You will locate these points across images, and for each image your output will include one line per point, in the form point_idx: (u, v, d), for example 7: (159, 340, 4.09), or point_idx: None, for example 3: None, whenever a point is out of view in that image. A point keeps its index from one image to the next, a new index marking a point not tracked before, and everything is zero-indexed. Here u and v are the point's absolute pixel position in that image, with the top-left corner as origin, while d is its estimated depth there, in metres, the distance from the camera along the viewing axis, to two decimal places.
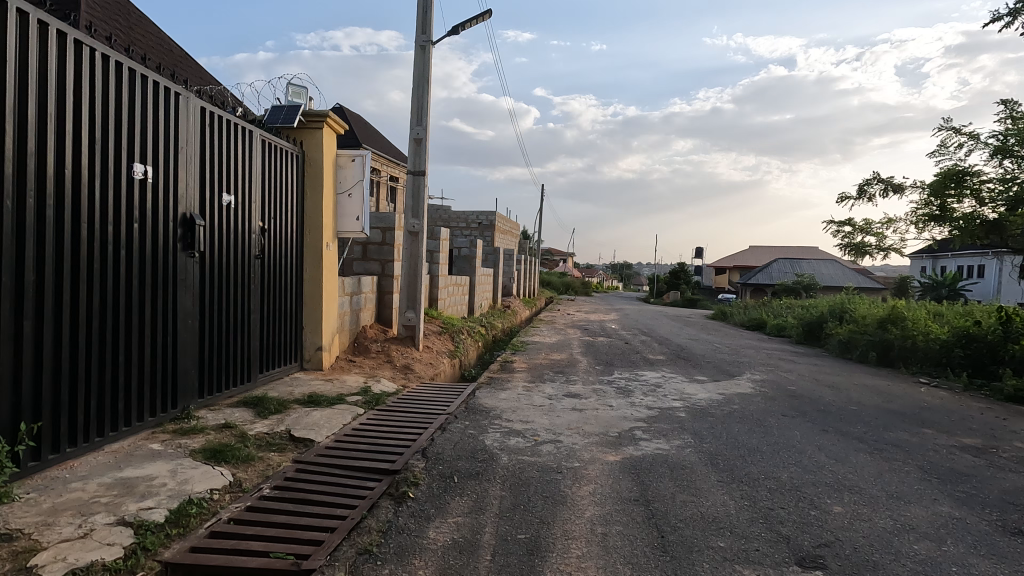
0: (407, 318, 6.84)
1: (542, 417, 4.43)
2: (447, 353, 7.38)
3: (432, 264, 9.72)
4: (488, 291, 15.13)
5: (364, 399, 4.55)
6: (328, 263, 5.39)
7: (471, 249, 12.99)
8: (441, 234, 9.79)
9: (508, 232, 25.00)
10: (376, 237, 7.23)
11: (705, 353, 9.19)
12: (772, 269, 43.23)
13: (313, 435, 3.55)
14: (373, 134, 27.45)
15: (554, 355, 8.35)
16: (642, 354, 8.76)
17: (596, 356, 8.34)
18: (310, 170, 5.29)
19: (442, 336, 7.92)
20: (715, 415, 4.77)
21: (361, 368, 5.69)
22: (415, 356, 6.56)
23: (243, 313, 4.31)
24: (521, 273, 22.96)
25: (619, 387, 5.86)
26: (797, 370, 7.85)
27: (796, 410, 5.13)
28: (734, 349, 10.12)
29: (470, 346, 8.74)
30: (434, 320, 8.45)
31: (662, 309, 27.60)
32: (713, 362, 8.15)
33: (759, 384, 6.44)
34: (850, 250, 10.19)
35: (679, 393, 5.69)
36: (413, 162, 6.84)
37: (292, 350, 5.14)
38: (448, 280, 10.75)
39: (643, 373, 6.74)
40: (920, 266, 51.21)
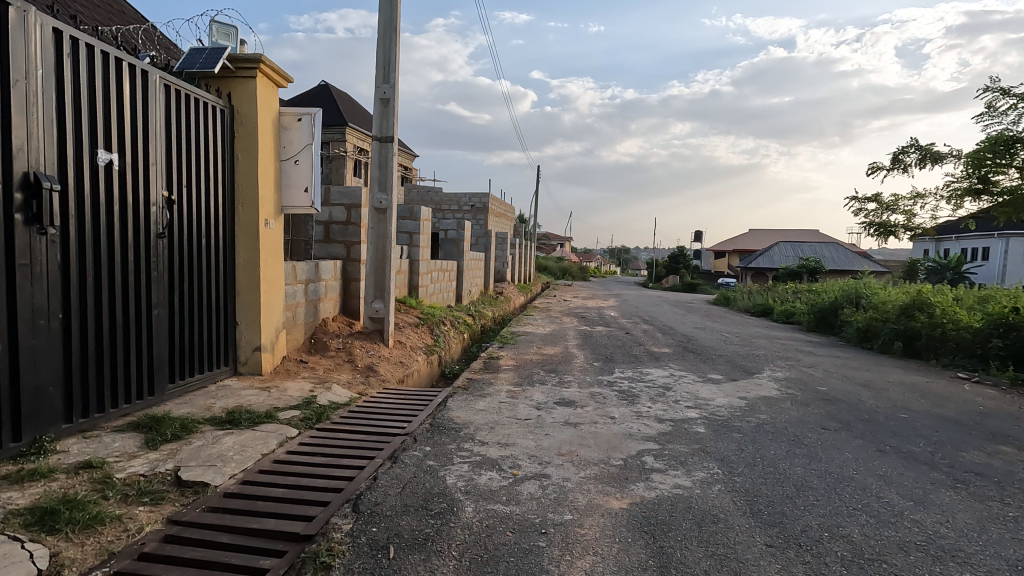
0: (376, 309, 5.86)
1: (526, 436, 3.51)
2: (423, 350, 6.41)
3: (412, 247, 8.73)
4: (479, 277, 14.15)
5: (302, 415, 3.59)
6: (266, 244, 4.41)
7: (458, 232, 11.97)
8: (422, 213, 8.79)
9: (502, 216, 23.98)
10: (340, 216, 6.29)
11: (716, 345, 8.26)
12: (773, 252, 42.26)
13: (211, 475, 2.62)
14: (361, 114, 26.27)
15: (547, 349, 7.42)
16: (645, 347, 7.84)
17: (594, 350, 7.41)
18: (242, 129, 4.28)
19: (418, 329, 6.95)
20: (742, 430, 3.86)
21: (312, 371, 4.73)
22: (383, 354, 5.59)
23: (140, 308, 3.34)
24: (516, 258, 21.99)
25: (621, 391, 4.93)
26: (821, 365, 6.96)
27: (837, 420, 4.21)
28: (747, 340, 9.20)
29: (453, 340, 7.76)
30: (412, 311, 7.49)
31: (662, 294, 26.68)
32: (726, 356, 7.23)
33: (784, 384, 5.52)
34: (875, 230, 9.22)
35: (693, 398, 4.77)
36: (379, 127, 5.85)
37: (221, 351, 4.18)
38: (432, 264, 9.76)
39: (649, 372, 5.81)
40: (923, 249, 50.32)
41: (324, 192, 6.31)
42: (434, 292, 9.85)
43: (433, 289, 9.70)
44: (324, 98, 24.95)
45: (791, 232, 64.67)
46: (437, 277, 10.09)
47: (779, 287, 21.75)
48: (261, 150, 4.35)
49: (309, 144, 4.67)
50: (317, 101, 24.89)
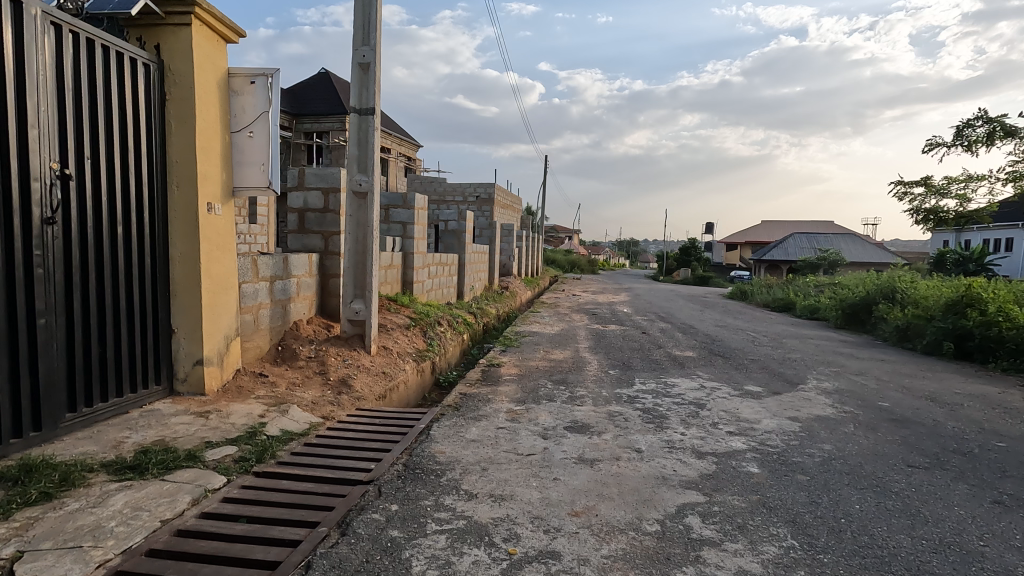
0: (356, 311, 5.02)
1: (528, 483, 2.67)
2: (413, 356, 5.57)
3: (405, 239, 7.89)
4: (482, 271, 13.30)
5: (237, 454, 2.77)
6: (209, 234, 3.58)
7: (459, 223, 11.12)
8: (417, 201, 7.92)
9: (508, 207, 23.08)
10: (315, 202, 5.48)
11: (745, 348, 7.37)
12: (787, 245, 41.04)
13: (69, 565, 1.80)
14: None
15: (556, 352, 6.58)
16: (666, 350, 6.99)
17: (608, 354, 6.56)
18: (175, 91, 3.44)
19: (409, 332, 6.11)
20: (807, 471, 3.00)
21: (272, 387, 3.92)
22: (363, 363, 4.75)
23: (17, 316, 2.52)
24: (523, 252, 21.12)
25: (645, 411, 4.07)
26: (871, 371, 6.06)
27: (922, 453, 3.34)
28: (777, 340, 8.29)
29: (450, 342, 6.91)
30: (403, 311, 6.67)
31: (675, 288, 25.74)
32: (760, 361, 6.36)
33: (839, 399, 4.63)
34: (920, 219, 8.26)
35: (734, 419, 3.91)
36: (358, 97, 4.99)
37: (151, 366, 3.36)
38: (429, 257, 8.93)
39: (675, 384, 4.95)
40: (942, 241, 48.83)
41: (298, 175, 5.48)
42: (431, 288, 9.01)
43: (429, 285, 8.86)
44: (324, 86, 24.15)
45: (805, 223, 63.16)
46: (435, 271, 9.25)
47: (799, 280, 20.75)
48: (200, 117, 3.51)
49: (265, 112, 3.84)
50: (317, 90, 24.10)
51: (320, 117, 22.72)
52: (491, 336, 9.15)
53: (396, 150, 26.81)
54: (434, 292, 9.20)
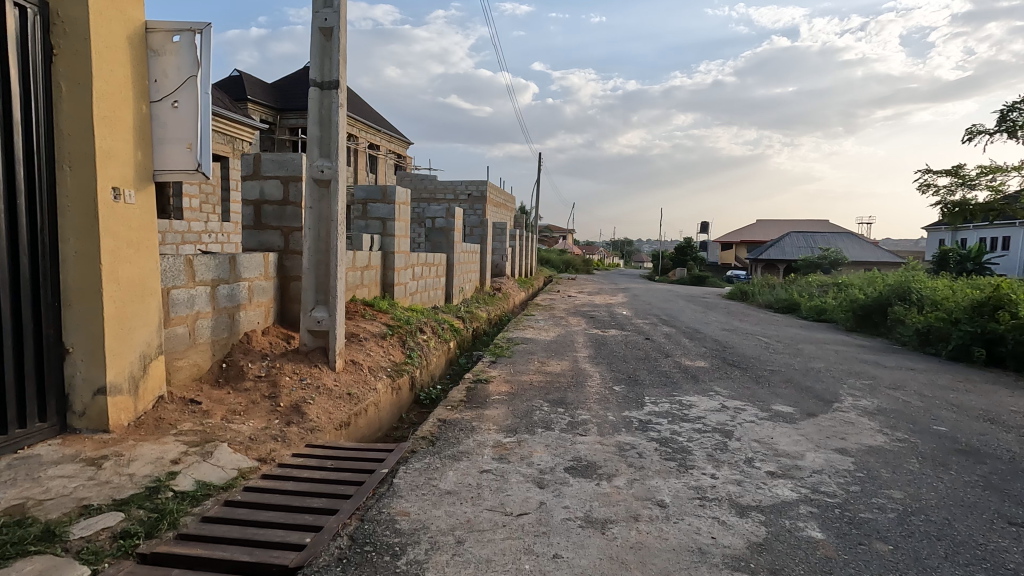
0: (317, 320, 4.26)
1: (519, 566, 1.94)
2: (388, 371, 4.81)
3: (385, 237, 7.14)
4: (473, 271, 12.56)
5: (121, 526, 2.02)
6: (114, 227, 2.82)
7: (447, 220, 10.35)
8: (397, 195, 7.15)
9: (501, 205, 22.36)
10: (274, 194, 4.74)
11: (761, 356, 6.67)
12: (785, 244, 40.54)
13: None
14: (351, 99, 24.69)
15: (552, 363, 5.85)
16: (675, 359, 6.27)
17: (611, 366, 5.83)
18: (67, 45, 2.68)
19: (384, 343, 5.35)
20: (885, 536, 2.29)
21: (203, 418, 3.16)
22: (324, 384, 4.00)
23: None
24: (517, 251, 20.41)
25: (662, 443, 3.36)
26: (908, 385, 5.37)
27: (1019, 503, 2.64)
28: (793, 347, 7.59)
29: (433, 352, 6.16)
30: (379, 318, 5.92)
31: (673, 288, 25.08)
32: (782, 373, 5.65)
33: (887, 423, 3.93)
34: (946, 215, 7.62)
35: (772, 454, 3.19)
36: (318, 68, 4.23)
37: (33, 399, 2.59)
38: (413, 256, 8.16)
39: (692, 405, 4.22)
40: (938, 240, 48.54)
41: (253, 161, 4.72)
42: (415, 291, 8.25)
43: (413, 287, 8.10)
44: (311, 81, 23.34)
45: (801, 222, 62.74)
46: (419, 272, 8.48)
47: (802, 280, 20.11)
48: (102, 79, 2.75)
49: (192, 76, 3.10)
50: (303, 84, 23.28)
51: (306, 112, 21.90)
52: (481, 343, 8.39)
53: (386, 147, 26.02)
54: (418, 295, 8.43)
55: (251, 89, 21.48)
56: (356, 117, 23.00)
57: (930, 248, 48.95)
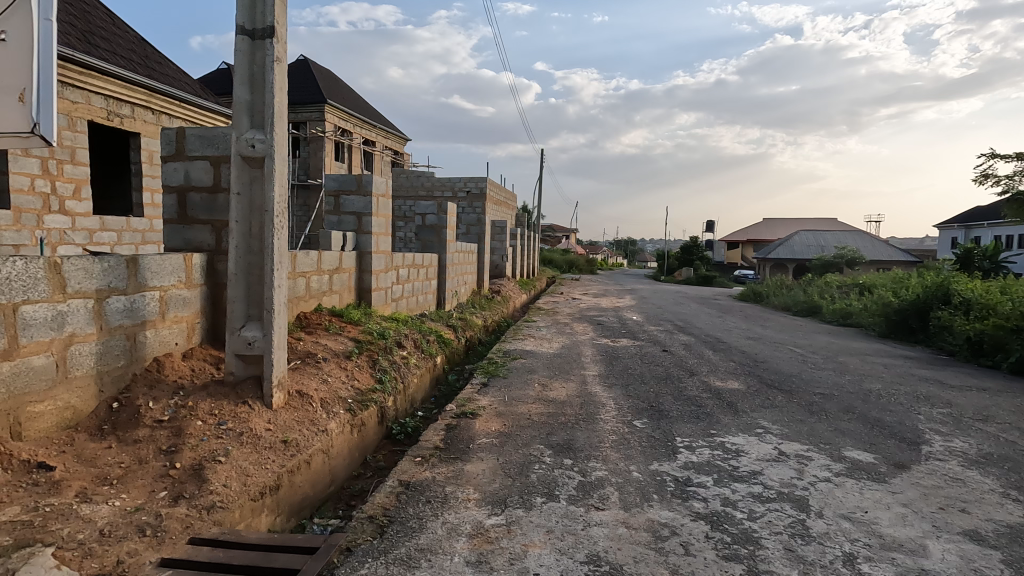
0: (248, 341, 3.24)
1: None
2: (348, 402, 3.79)
3: (360, 235, 6.14)
4: (470, 273, 11.56)
5: None
6: None
7: (439, 217, 9.35)
8: (375, 186, 6.16)
9: (502, 204, 21.37)
10: (202, 180, 3.74)
11: (803, 374, 5.64)
12: (794, 243, 39.43)
13: None
14: (345, 94, 23.76)
15: (555, 386, 4.84)
16: (702, 379, 5.25)
17: (628, 389, 4.81)
18: None
19: (349, 365, 4.34)
20: None
21: (46, 498, 2.15)
22: (251, 428, 2.98)
23: None
24: (518, 252, 19.42)
25: (716, 524, 2.34)
26: (996, 414, 4.33)
27: None
28: (836, 360, 6.55)
29: (414, 371, 5.14)
30: (347, 332, 4.91)
31: (682, 290, 24.03)
32: (836, 399, 4.62)
33: (1010, 481, 2.91)
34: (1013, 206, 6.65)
35: (879, 548, 2.18)
36: (247, 11, 3.21)
37: None
38: (396, 257, 7.17)
39: (741, 454, 3.19)
40: (950, 238, 47.40)
41: (175, 137, 3.73)
42: (398, 298, 7.26)
43: (395, 292, 7.09)
44: (302, 74, 22.39)
45: (810, 220, 61.55)
46: (403, 276, 7.48)
47: (819, 280, 19.04)
48: None
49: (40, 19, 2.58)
50: (295, 78, 22.34)
51: (297, 107, 20.95)
52: (474, 357, 7.36)
53: (381, 143, 25.04)
54: (402, 302, 7.41)
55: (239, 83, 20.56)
56: (350, 112, 22.05)
57: (943, 247, 47.76)
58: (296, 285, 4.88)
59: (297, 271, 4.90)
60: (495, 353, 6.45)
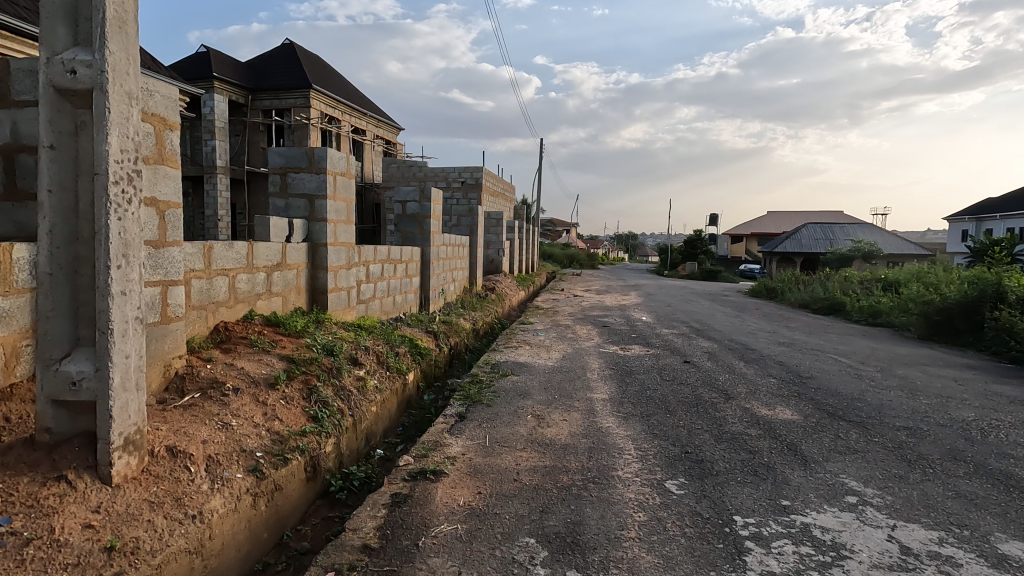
0: (72, 380, 2.07)
1: None
2: (254, 457, 2.64)
3: (312, 223, 4.96)
4: (459, 268, 10.38)
5: None
6: None
7: (422, 204, 8.15)
8: (330, 161, 4.96)
9: (499, 195, 20.16)
10: (35, 136, 2.56)
11: (867, 396, 4.47)
12: (802, 236, 38.22)
13: None
14: (333, 80, 22.50)
15: (554, 419, 3.66)
16: (743, 406, 4.08)
17: (649, 422, 3.64)
18: None
19: (271, 396, 3.16)
20: None
21: None
22: (55, 528, 1.82)
23: None
24: (515, 246, 18.26)
25: None
26: None
27: None
28: (895, 374, 5.39)
29: (371, 398, 3.97)
30: (280, 349, 3.72)
31: (689, 285, 22.86)
32: (930, 438, 3.45)
33: None
34: None
35: None
36: None
37: None
38: (362, 251, 5.97)
39: (846, 558, 2.03)
40: (960, 232, 46.24)
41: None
42: (363, 301, 6.06)
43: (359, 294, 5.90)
44: (288, 59, 21.16)
45: (816, 213, 60.28)
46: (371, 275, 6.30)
47: (836, 275, 17.87)
48: None
49: None
50: (279, 62, 21.10)
51: (281, 92, 19.71)
52: (457, 371, 6.18)
53: (372, 132, 23.81)
54: (369, 306, 6.22)
55: (219, 67, 19.35)
56: (338, 98, 20.84)
57: (952, 240, 46.59)
58: (214, 287, 3.71)
59: (215, 268, 3.71)
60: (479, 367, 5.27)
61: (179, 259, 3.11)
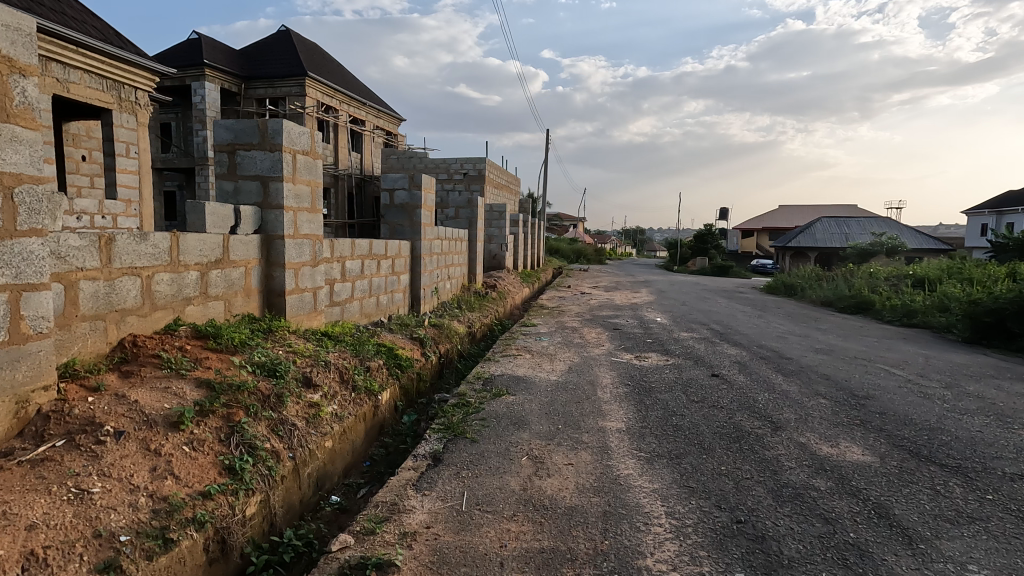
0: None
1: None
2: (112, 545, 1.80)
3: (265, 210, 4.11)
4: (457, 264, 9.55)
5: None
6: None
7: (412, 193, 7.29)
8: (288, 136, 4.11)
9: (503, 187, 19.28)
10: None
11: (948, 425, 3.58)
12: (817, 230, 37.06)
13: None
14: (331, 68, 21.67)
15: (557, 464, 2.81)
16: (798, 443, 3.19)
17: (681, 469, 2.78)
18: None
19: (169, 441, 2.32)
20: None
21: None
22: None
23: None
24: (520, 240, 17.39)
25: None
26: None
27: None
28: (968, 392, 4.48)
29: (323, 432, 3.13)
30: (202, 371, 2.87)
31: (701, 281, 21.90)
32: None
33: None
34: None
35: None
36: None
37: None
38: (331, 246, 5.13)
39: None
40: (979, 226, 44.81)
41: None
42: (333, 305, 5.21)
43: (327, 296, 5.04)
44: (283, 46, 20.31)
45: (828, 207, 58.94)
46: (344, 273, 5.45)
47: (859, 271, 16.87)
48: None
49: None
50: (274, 50, 20.26)
51: (275, 80, 18.91)
52: (445, 386, 5.31)
53: (371, 123, 22.96)
54: (341, 310, 5.36)
55: (211, 54, 18.56)
56: (336, 87, 19.99)
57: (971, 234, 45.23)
58: (118, 290, 2.87)
59: (118, 267, 2.87)
60: (466, 385, 4.40)
61: (44, 255, 2.28)
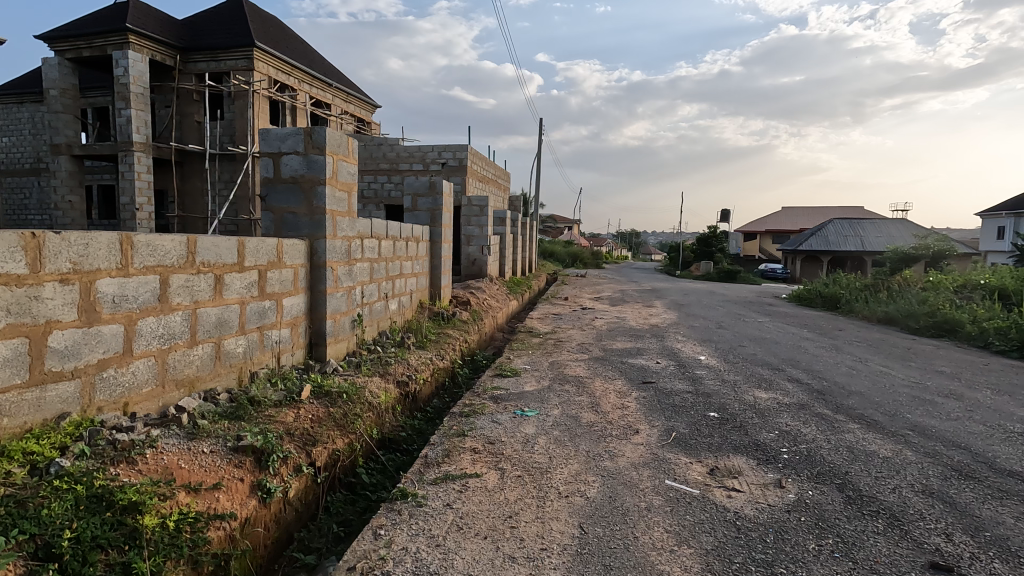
0: None
1: None
2: None
3: None
4: (409, 276, 6.62)
5: None
6: None
7: (309, 160, 4.37)
8: None
9: (487, 179, 16.39)
10: None
11: None
12: (831, 232, 34.41)
13: None
14: (288, 42, 18.72)
15: None
16: None
17: None
18: None
19: None
20: None
21: None
22: None
23: None
24: (509, 242, 14.52)
25: None
26: None
27: None
28: None
29: None
30: None
31: (716, 289, 18.99)
32: None
33: None
34: None
35: None
36: None
37: None
38: (12, 249, 2.17)
39: None
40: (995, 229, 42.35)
41: None
42: (27, 386, 2.25)
43: None
44: (231, 14, 17.30)
45: (832, 209, 56.43)
46: (84, 309, 2.49)
47: (912, 279, 14.09)
48: None
49: None
50: (220, 19, 17.24)
51: (217, 51, 15.92)
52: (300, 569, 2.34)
53: (338, 107, 19.98)
54: (63, 392, 2.40)
55: (139, 20, 15.52)
56: (292, 62, 17.02)
57: (987, 237, 42.75)
58: None
59: None
60: None
61: None
